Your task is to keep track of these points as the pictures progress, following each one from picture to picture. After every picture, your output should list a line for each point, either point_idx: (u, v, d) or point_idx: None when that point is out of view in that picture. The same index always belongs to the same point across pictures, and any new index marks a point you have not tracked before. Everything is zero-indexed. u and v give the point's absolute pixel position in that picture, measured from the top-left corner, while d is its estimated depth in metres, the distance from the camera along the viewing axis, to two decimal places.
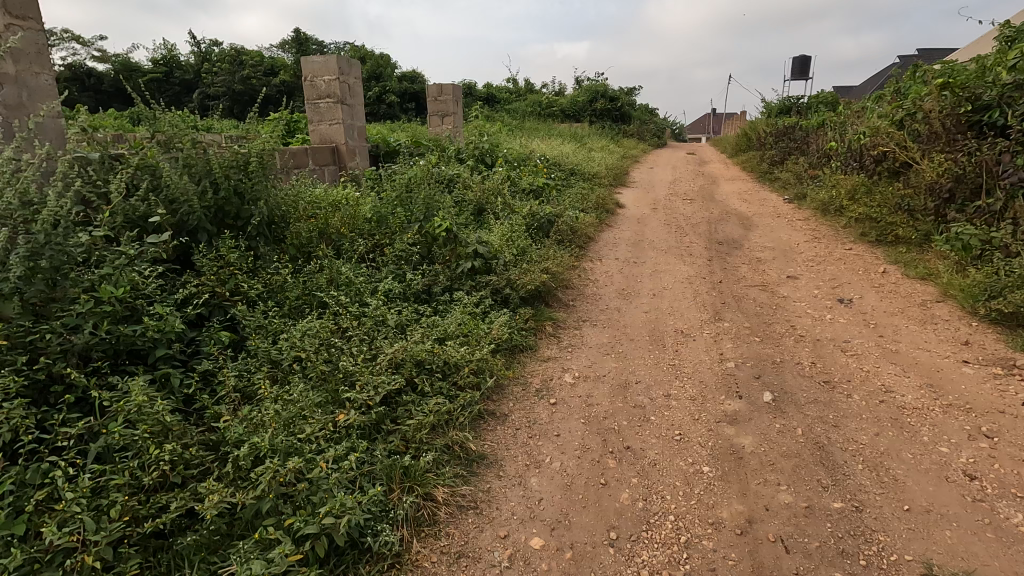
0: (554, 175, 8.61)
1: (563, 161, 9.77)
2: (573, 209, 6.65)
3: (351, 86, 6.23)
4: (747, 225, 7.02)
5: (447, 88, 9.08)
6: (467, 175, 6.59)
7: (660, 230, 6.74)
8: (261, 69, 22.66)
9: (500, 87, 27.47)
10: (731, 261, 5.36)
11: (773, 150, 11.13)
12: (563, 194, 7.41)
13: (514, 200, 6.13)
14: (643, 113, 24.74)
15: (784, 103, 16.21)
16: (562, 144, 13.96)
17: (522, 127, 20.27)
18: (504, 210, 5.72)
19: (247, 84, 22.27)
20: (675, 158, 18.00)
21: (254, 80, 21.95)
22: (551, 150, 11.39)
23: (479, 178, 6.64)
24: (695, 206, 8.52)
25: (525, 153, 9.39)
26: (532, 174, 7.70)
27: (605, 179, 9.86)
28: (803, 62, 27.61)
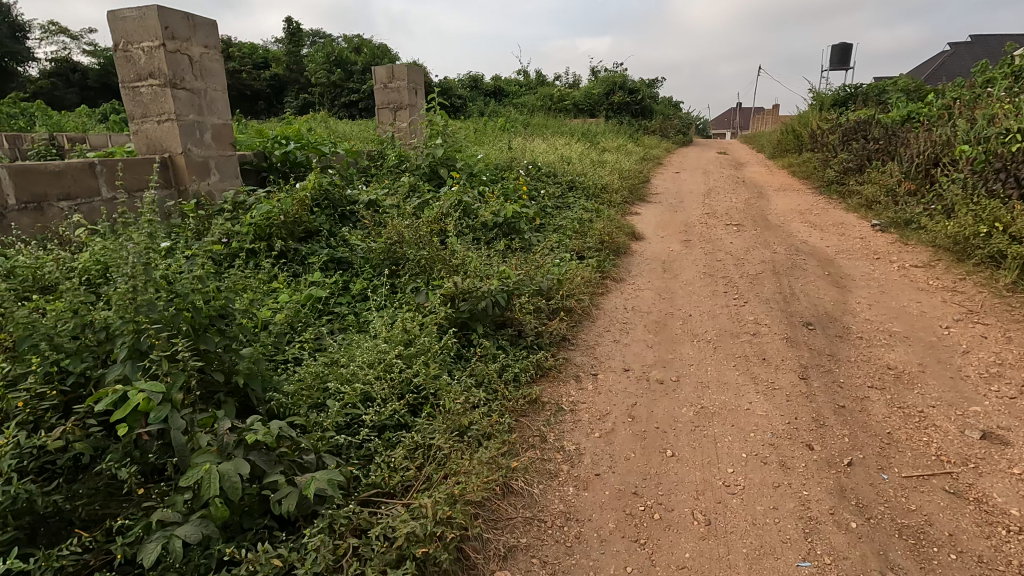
0: (545, 193, 6.13)
1: (561, 171, 7.27)
2: (562, 260, 4.19)
3: (192, 59, 3.80)
4: (839, 278, 4.47)
5: (401, 71, 6.64)
6: (392, 206, 4.18)
7: (703, 288, 4.24)
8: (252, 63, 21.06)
9: (509, 80, 25.13)
10: (844, 376, 2.85)
11: (842, 153, 8.46)
12: (552, 230, 4.96)
13: (458, 247, 3.70)
14: (666, 107, 22.11)
15: (841, 95, 13.42)
16: (568, 145, 11.54)
17: (528, 124, 17.90)
18: (431, 275, 3.32)
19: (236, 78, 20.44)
20: (703, 160, 15.40)
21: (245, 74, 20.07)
22: (550, 153, 8.94)
23: (412, 211, 4.22)
24: (744, 234, 5.99)
25: (509, 160, 6.91)
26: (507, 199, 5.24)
27: (618, 192, 7.38)
28: (846, 50, 24.55)
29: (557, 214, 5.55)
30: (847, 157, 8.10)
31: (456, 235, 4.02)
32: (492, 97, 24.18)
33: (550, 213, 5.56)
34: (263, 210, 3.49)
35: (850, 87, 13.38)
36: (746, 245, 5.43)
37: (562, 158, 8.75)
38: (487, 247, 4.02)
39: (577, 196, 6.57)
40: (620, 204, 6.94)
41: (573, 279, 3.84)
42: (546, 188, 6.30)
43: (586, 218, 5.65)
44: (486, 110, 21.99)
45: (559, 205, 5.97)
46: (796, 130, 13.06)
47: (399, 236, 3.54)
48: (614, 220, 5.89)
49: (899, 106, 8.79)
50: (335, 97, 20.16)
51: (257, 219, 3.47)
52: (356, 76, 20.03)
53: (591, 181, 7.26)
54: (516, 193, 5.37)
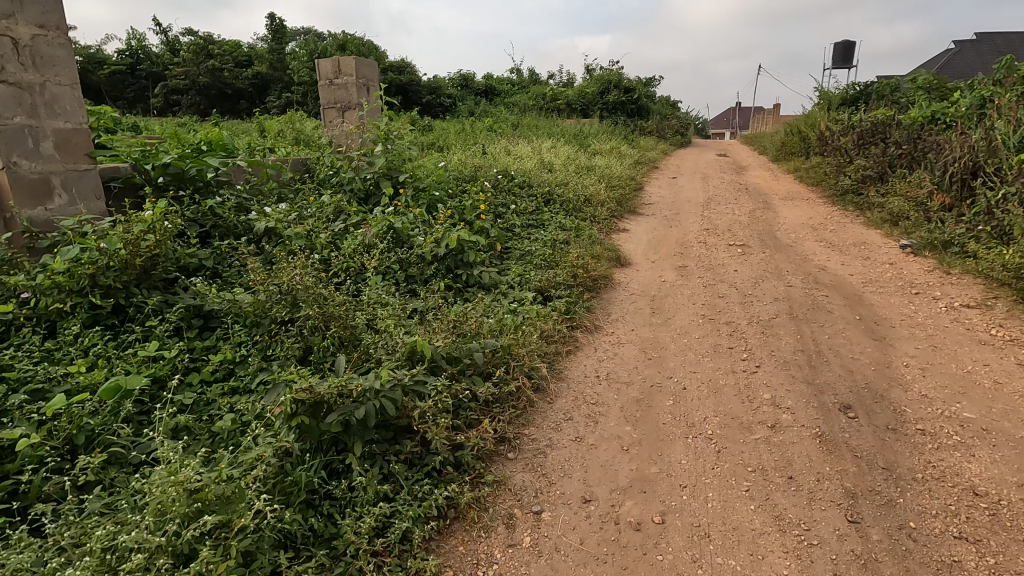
0: (513, 213, 5.19)
1: (539, 182, 6.32)
2: (515, 312, 3.25)
3: (13, 42, 2.84)
4: (873, 325, 3.52)
5: (348, 65, 5.70)
6: (293, 243, 3.24)
7: (699, 341, 3.29)
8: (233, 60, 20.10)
9: (501, 78, 24.22)
10: (912, 512, 1.90)
11: (859, 159, 7.52)
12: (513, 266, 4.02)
13: (371, 302, 2.76)
14: (664, 106, 21.17)
15: (849, 95, 12.49)
16: (555, 149, 10.64)
17: (519, 125, 16.99)
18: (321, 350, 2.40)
19: (216, 76, 19.44)
20: (701, 162, 14.49)
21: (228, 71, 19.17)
22: (531, 159, 8.01)
23: (320, 248, 3.27)
24: (750, 257, 5.06)
25: (476, 169, 5.96)
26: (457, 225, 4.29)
27: (604, 205, 6.45)
28: (849, 47, 23.60)
29: (524, 241, 4.62)
30: (865, 163, 7.16)
31: (375, 281, 3.08)
32: (483, 97, 23.20)
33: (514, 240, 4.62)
34: (75, 253, 2.44)
35: (859, 85, 12.44)
36: (754, 274, 4.48)
37: (545, 165, 7.79)
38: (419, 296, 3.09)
39: (554, 212, 5.62)
40: (606, 219, 6.00)
41: (527, 339, 2.90)
42: (515, 206, 5.35)
43: (561, 241, 4.72)
44: (476, 109, 21.00)
45: (528, 226, 5.03)
46: (801, 131, 12.10)
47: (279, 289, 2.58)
48: (595, 244, 4.95)
49: (922, 105, 7.86)
50: None
51: (67, 265, 2.43)
52: None
53: (573, 193, 6.32)
54: (471, 211, 4.41)
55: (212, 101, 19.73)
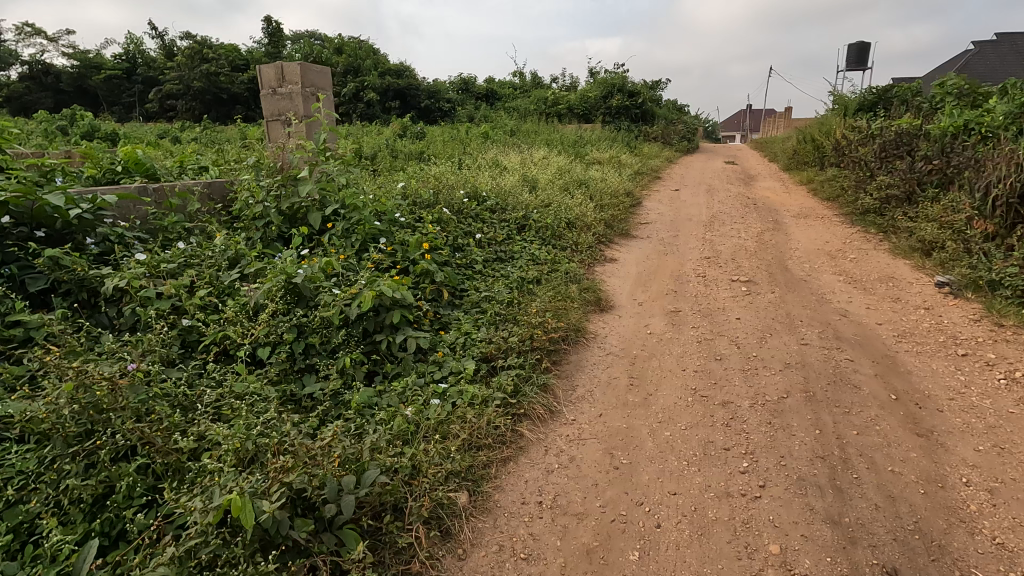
0: (475, 246, 4.44)
1: (515, 203, 5.55)
2: (440, 401, 2.50)
3: None
4: (913, 407, 2.72)
5: (292, 72, 4.97)
6: (154, 310, 2.50)
7: (682, 436, 2.51)
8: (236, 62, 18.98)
9: (502, 82, 23.49)
10: None
11: (881, 175, 6.69)
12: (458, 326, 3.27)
13: (231, 409, 2.04)
14: (670, 110, 20.31)
15: (867, 100, 11.62)
16: (548, 161, 9.87)
17: (516, 131, 16.24)
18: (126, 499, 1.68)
19: (211, 80, 18.15)
20: (708, 171, 13.65)
21: (226, 76, 17.94)
22: (515, 175, 7.25)
23: (190, 317, 2.53)
24: (756, 299, 4.25)
25: (441, 190, 5.20)
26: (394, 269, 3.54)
27: (590, 230, 5.67)
28: (864, 49, 22.63)
29: (481, 286, 3.87)
30: (890, 180, 6.33)
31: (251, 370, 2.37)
32: (483, 101, 22.43)
33: (469, 285, 3.86)
34: None
35: (877, 89, 11.57)
36: (759, 325, 3.68)
37: (529, 182, 7.01)
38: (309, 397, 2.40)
39: (527, 242, 4.85)
40: (590, 248, 5.23)
41: (445, 449, 2.15)
42: (479, 236, 4.59)
43: (527, 287, 3.97)
44: (474, 114, 20.23)
45: (491, 265, 4.27)
46: (815, 138, 11.24)
47: (64, 404, 1.78)
48: (570, 285, 4.19)
49: (953, 112, 6.99)
50: None
51: None
52: (338, 80, 18.82)
53: (554, 216, 5.54)
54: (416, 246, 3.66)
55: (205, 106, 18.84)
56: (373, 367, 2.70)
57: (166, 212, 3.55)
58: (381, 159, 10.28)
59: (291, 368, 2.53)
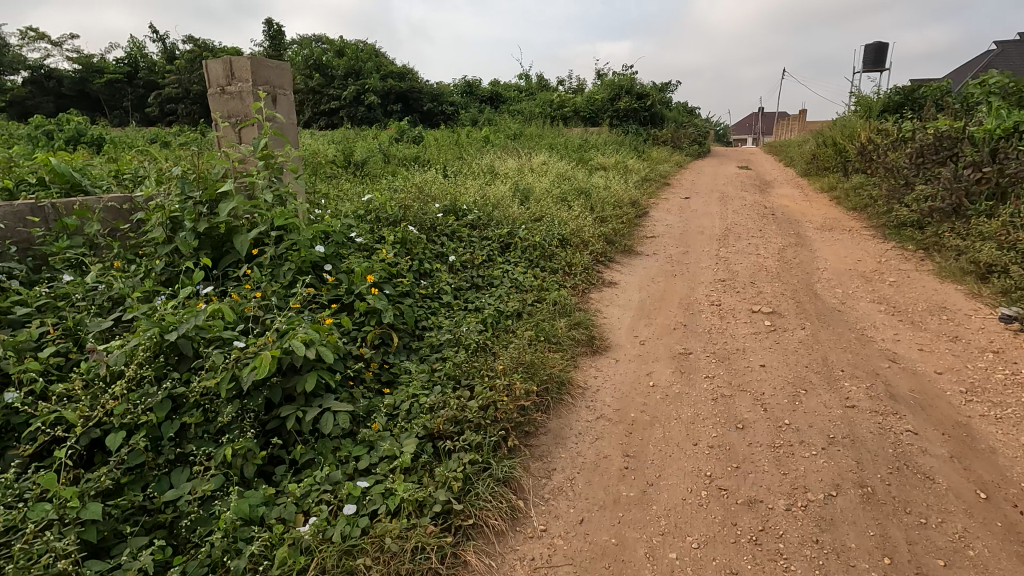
0: (444, 272, 3.75)
1: (501, 216, 4.86)
2: (356, 510, 1.83)
3: None
4: (1010, 510, 1.99)
5: (242, 68, 4.32)
6: None
7: (693, 561, 1.81)
8: None
9: (507, 84, 22.88)
10: None
11: (920, 184, 5.93)
12: (407, 384, 2.59)
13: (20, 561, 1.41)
14: (681, 113, 19.56)
15: (893, 102, 10.82)
16: (549, 166, 9.18)
17: (519, 135, 15.58)
18: None
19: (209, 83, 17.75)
20: (720, 177, 12.94)
21: None
22: (507, 184, 6.57)
23: (18, 389, 1.86)
24: (784, 337, 3.52)
25: (414, 203, 4.51)
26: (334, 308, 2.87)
27: (588, 249, 4.98)
28: (883, 48, 21.75)
29: (446, 325, 3.19)
30: (932, 190, 5.56)
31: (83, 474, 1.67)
32: (488, 104, 21.81)
33: (430, 324, 3.18)
34: None
35: (904, 89, 10.78)
36: (788, 378, 2.96)
37: (523, 192, 6.31)
38: (168, 511, 1.73)
39: (510, 264, 4.16)
40: (585, 270, 4.53)
41: None
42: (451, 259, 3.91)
43: (503, 327, 3.30)
44: (478, 117, 19.62)
45: (462, 297, 3.58)
46: (837, 142, 10.47)
47: None
48: (557, 321, 3.49)
49: (1002, 112, 6.20)
50: (317, 104, 18.32)
51: None
52: (338, 83, 18.26)
53: (545, 232, 4.84)
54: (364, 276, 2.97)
55: (206, 111, 18.40)
56: (276, 452, 2.02)
57: (58, 234, 2.88)
58: (371, 165, 9.64)
59: (156, 459, 1.84)
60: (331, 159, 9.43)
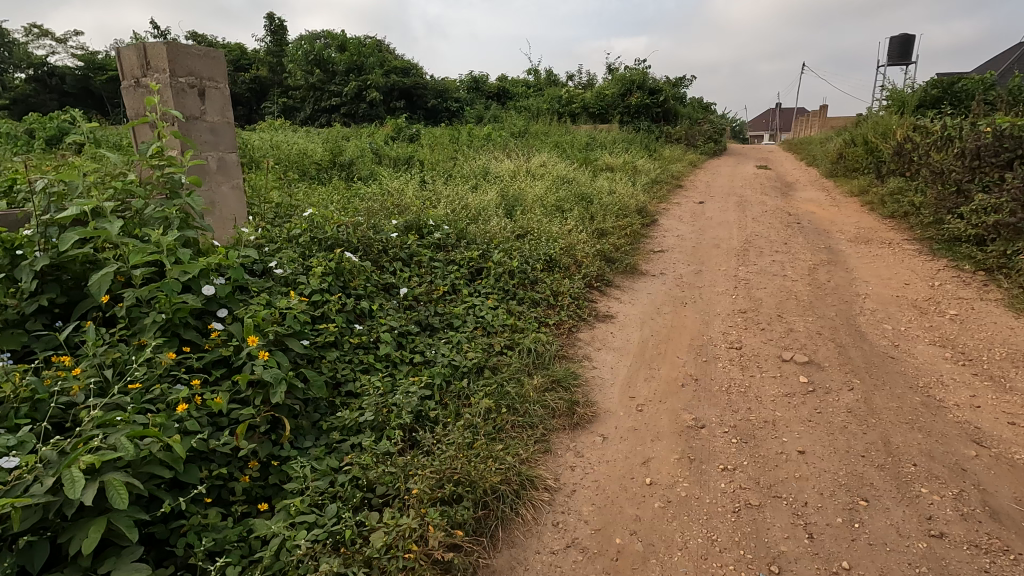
0: (389, 310, 2.98)
1: (475, 233, 4.07)
2: None
3: None
4: None
5: (157, 55, 3.58)
6: None
7: None
8: None
9: (515, 80, 22.05)
10: None
11: (977, 193, 5.04)
12: (292, 499, 1.83)
13: None
14: (695, 109, 18.59)
15: (930, 96, 9.83)
16: (549, 169, 8.37)
17: (524, 133, 14.76)
18: None
19: None
20: (736, 178, 12.02)
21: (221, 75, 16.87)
22: (495, 191, 5.79)
23: None
24: (825, 400, 2.69)
25: (368, 219, 3.74)
26: (212, 378, 2.13)
27: (580, 272, 4.17)
28: (909, 41, 20.59)
29: (375, 391, 2.42)
30: (995, 200, 4.68)
31: None
32: (494, 100, 20.95)
33: (354, 390, 2.42)
34: None
35: (943, 83, 9.78)
36: (835, 476, 2.14)
37: (512, 202, 5.51)
38: None
39: (478, 297, 3.37)
40: (574, 301, 3.73)
41: None
42: (401, 293, 3.13)
43: (454, 396, 2.53)
44: (484, 114, 18.79)
45: (408, 345, 2.81)
46: (868, 140, 9.52)
47: None
48: (527, 381, 2.71)
49: None
50: (318, 101, 17.57)
51: None
52: (339, 78, 17.45)
53: (529, 253, 4.04)
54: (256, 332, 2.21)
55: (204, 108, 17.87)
56: None
57: None
58: (357, 167, 8.87)
59: None
60: (313, 160, 8.67)
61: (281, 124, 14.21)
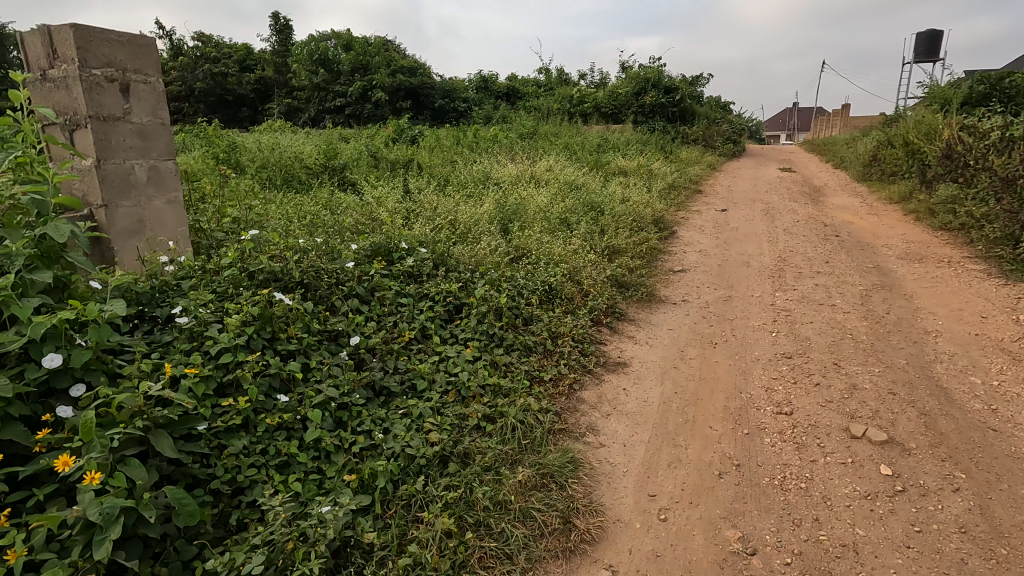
0: (330, 369, 2.25)
1: (458, 259, 3.35)
2: None
3: None
4: None
5: (65, 41, 2.91)
6: None
7: None
8: (234, 60, 17.37)
9: (524, 80, 21.32)
10: None
11: None
12: None
13: None
14: (713, 108, 17.72)
15: (977, 92, 8.94)
16: (557, 173, 7.64)
17: (533, 134, 14.02)
18: None
19: (212, 80, 16.56)
20: (759, 182, 11.18)
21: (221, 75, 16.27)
22: (491, 202, 5.07)
23: None
24: (923, 510, 1.95)
25: (322, 243, 3.03)
26: (27, 505, 1.44)
27: (587, 304, 3.44)
28: (938, 36, 19.56)
29: (289, 506, 1.71)
30: None
31: None
32: (503, 99, 20.21)
33: (255, 504, 1.71)
34: None
35: (991, 78, 8.89)
36: None
37: (509, 214, 4.79)
38: None
39: (453, 346, 2.64)
40: (576, 347, 2.99)
41: None
42: (349, 345, 2.41)
43: (407, 508, 1.83)
44: (493, 114, 18.09)
45: (351, 421, 2.09)
46: (908, 141, 8.65)
47: None
48: (506, 479, 1.99)
49: None
50: (323, 102, 16.89)
51: None
52: (344, 78, 16.80)
53: (522, 283, 3.30)
54: (96, 433, 1.51)
55: (211, 108, 17.11)
56: None
57: None
58: (349, 171, 8.20)
59: None
60: (301, 163, 8.01)
61: (279, 126, 13.60)
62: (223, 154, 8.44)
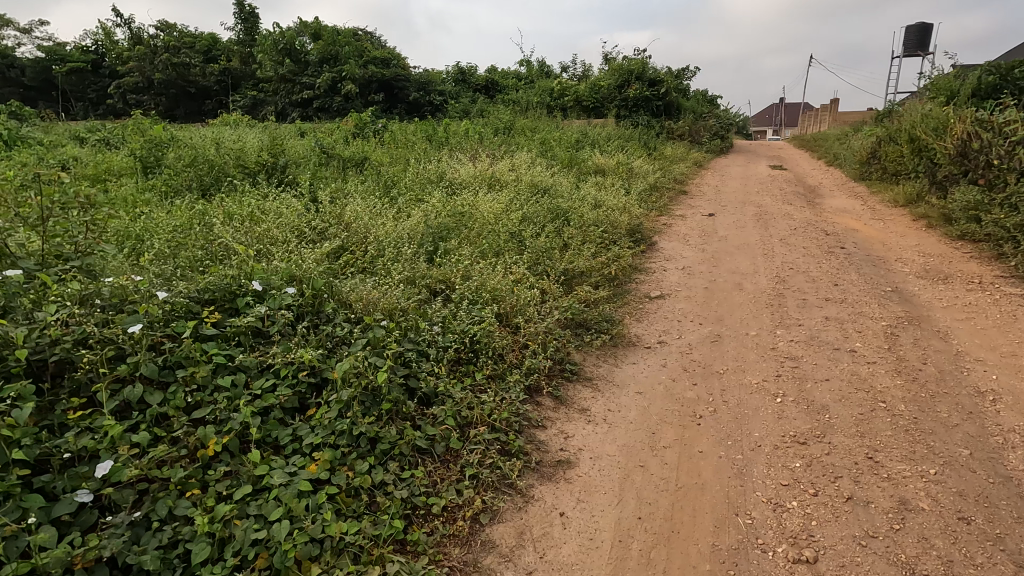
0: (27, 539, 1.30)
1: (338, 304, 2.38)
2: None
3: None
4: None
5: None
6: None
7: None
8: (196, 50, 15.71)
9: (503, 71, 20.26)
10: None
11: None
12: None
13: None
14: (699, 101, 16.82)
15: (986, 83, 8.07)
16: (522, 173, 6.67)
17: (508, 129, 13.01)
18: None
19: (171, 71, 15.01)
20: (749, 180, 10.32)
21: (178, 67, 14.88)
22: (425, 213, 4.10)
23: None
24: None
25: (119, 287, 2.04)
26: None
27: (524, 364, 2.49)
28: (929, 28, 18.83)
29: None
30: None
31: None
32: (482, 93, 19.10)
33: None
34: None
35: (1003, 67, 8.01)
36: None
37: (445, 229, 3.82)
38: None
39: (287, 463, 1.69)
40: (495, 440, 2.04)
41: None
42: (92, 479, 1.46)
43: None
44: (469, 107, 17.02)
45: None
46: (914, 136, 7.77)
47: None
48: None
49: None
50: (289, 94, 15.16)
51: None
52: (312, 70, 15.14)
53: (429, 340, 2.34)
54: None
55: (174, 100, 15.61)
56: None
57: None
58: (290, 170, 7.14)
59: None
60: (233, 160, 6.90)
61: (231, 120, 12.45)
62: (146, 151, 7.26)
